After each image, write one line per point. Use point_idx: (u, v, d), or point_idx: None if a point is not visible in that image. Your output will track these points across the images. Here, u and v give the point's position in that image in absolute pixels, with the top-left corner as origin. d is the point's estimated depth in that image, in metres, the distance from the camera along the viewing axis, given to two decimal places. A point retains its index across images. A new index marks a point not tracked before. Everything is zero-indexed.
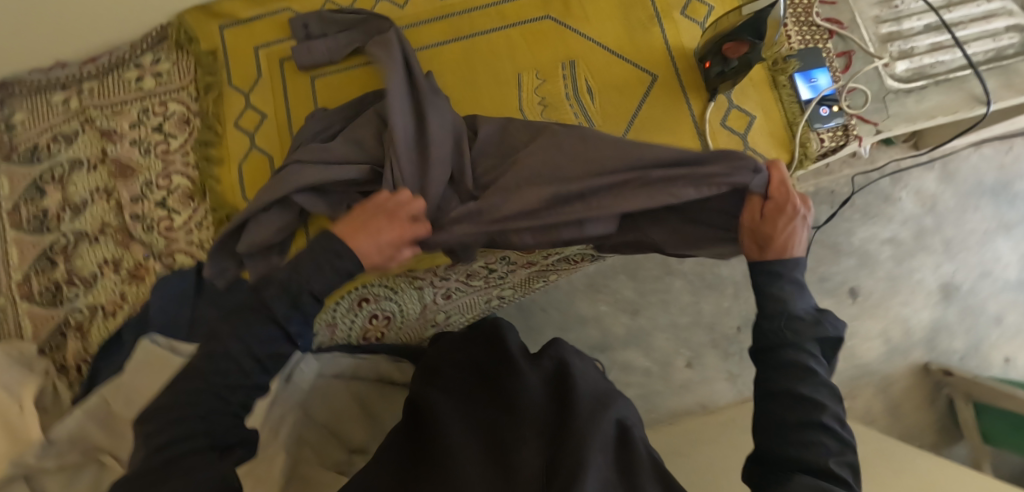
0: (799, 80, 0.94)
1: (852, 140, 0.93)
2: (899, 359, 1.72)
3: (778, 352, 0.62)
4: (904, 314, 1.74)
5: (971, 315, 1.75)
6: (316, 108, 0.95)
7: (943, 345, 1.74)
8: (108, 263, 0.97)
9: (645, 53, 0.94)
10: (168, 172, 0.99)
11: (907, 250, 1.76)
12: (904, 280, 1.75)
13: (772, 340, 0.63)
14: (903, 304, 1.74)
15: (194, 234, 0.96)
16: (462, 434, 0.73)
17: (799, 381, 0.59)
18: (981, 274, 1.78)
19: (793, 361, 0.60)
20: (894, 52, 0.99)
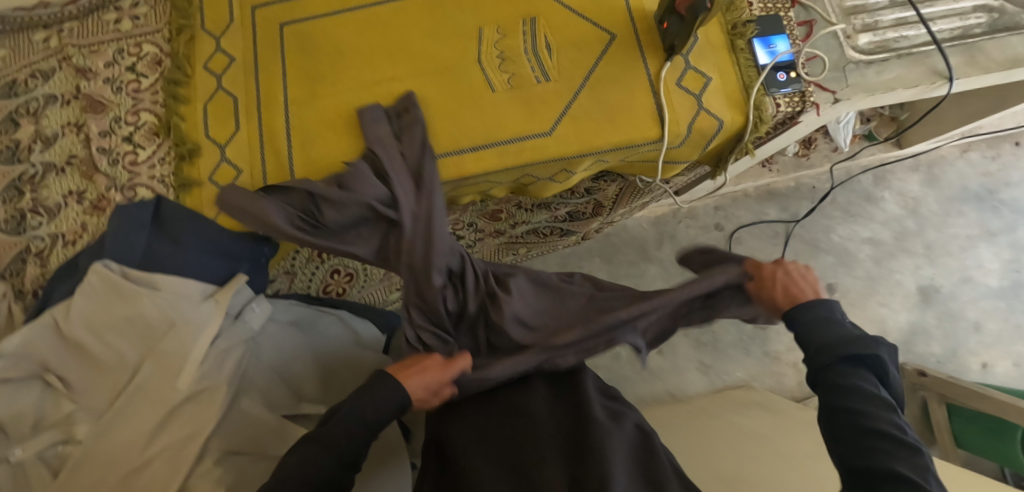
0: (757, 45, 0.95)
1: (808, 106, 0.94)
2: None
3: (826, 376, 0.65)
4: (881, 315, 1.72)
5: (949, 320, 1.72)
6: (285, 56, 0.98)
7: (919, 348, 1.70)
8: (73, 194, 0.99)
9: (606, 13, 0.95)
10: (137, 109, 1.01)
11: (887, 251, 1.75)
12: (882, 281, 1.74)
13: (820, 363, 0.66)
14: (880, 304, 1.72)
15: (156, 169, 0.98)
16: (486, 465, 0.70)
17: (852, 399, 0.62)
18: (963, 280, 1.74)
19: (833, 380, 0.65)
20: (858, 24, 1.01)
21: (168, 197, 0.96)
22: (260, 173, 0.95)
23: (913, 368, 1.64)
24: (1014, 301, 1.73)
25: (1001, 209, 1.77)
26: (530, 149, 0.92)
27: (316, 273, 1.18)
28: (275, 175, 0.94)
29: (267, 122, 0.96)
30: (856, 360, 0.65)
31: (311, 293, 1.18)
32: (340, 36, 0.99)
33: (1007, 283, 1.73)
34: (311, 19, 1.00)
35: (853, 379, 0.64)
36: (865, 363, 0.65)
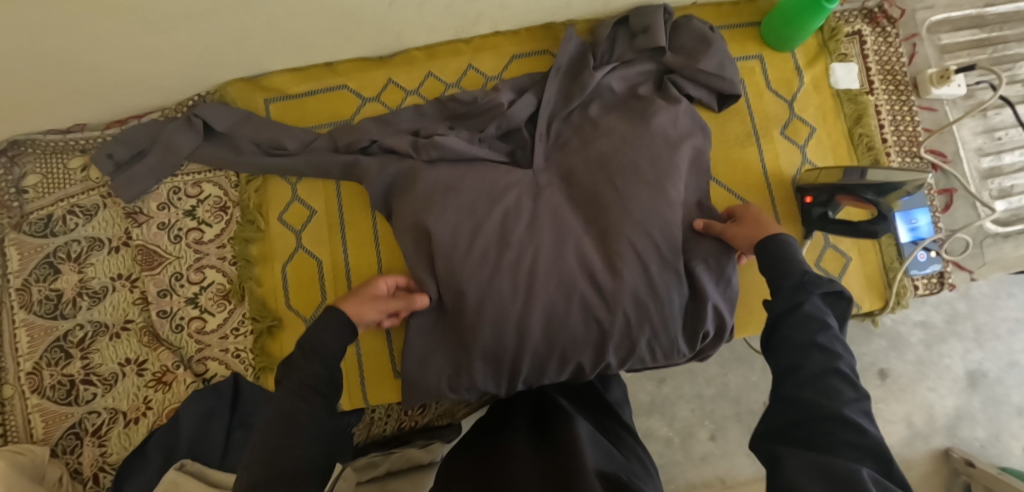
0: (899, 220, 0.90)
1: (946, 287, 0.91)
2: (919, 446, 1.27)
3: (795, 310, 0.59)
4: (929, 399, 1.29)
5: (995, 407, 1.29)
6: (376, 216, 0.87)
7: (964, 434, 1.28)
8: (131, 362, 0.88)
9: (740, 175, 0.89)
10: (201, 265, 0.89)
11: (938, 335, 1.31)
12: (931, 365, 1.30)
13: (785, 356, 0.57)
14: (929, 389, 1.29)
15: (228, 341, 0.87)
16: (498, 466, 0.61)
17: (814, 334, 0.57)
18: (1008, 364, 1.30)
19: (800, 309, 0.59)
20: (993, 190, 0.95)
21: (247, 377, 0.86)
22: (356, 355, 0.86)
23: (958, 453, 1.24)
24: None
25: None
26: None
27: (392, 413, 1.07)
28: (372, 361, 0.86)
29: None
30: (846, 383, 0.53)
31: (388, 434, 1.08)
32: None
33: None
34: None
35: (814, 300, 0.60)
36: (857, 400, 0.51)
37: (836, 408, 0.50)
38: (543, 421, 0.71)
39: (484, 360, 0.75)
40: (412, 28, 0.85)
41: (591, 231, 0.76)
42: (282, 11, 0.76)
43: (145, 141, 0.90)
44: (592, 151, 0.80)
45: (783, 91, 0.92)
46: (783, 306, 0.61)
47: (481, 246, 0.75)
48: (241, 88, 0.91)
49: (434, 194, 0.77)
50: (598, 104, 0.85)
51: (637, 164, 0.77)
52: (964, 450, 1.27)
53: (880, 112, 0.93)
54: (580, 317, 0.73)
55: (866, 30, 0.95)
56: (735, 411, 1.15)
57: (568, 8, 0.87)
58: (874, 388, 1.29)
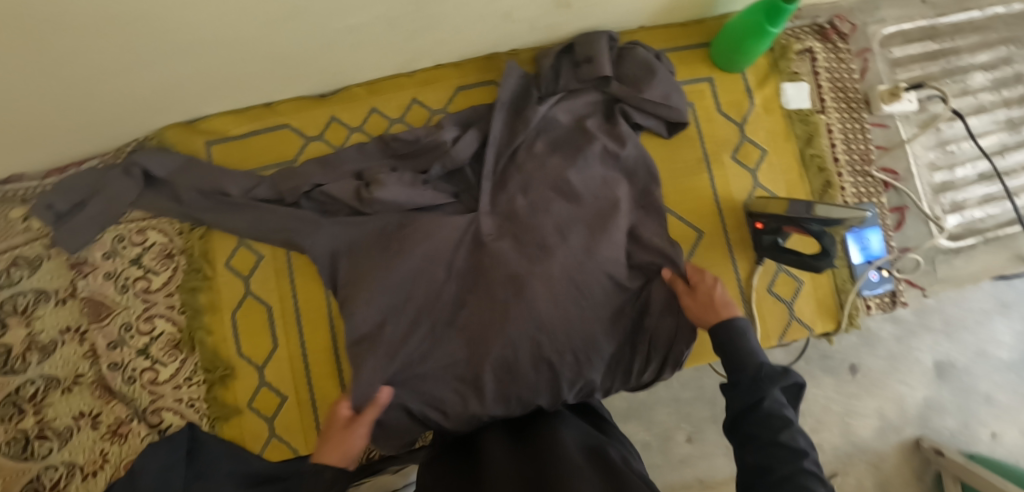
0: (850, 241, 0.90)
1: (897, 305, 0.92)
2: (892, 437, 1.28)
3: (756, 409, 0.58)
4: (900, 392, 1.30)
5: (965, 396, 1.31)
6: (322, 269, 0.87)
7: (935, 424, 1.29)
8: (85, 416, 0.87)
9: (693, 202, 0.88)
10: (150, 315, 0.88)
11: (908, 329, 1.32)
12: (902, 359, 1.31)
13: (755, 456, 0.55)
14: (900, 382, 1.30)
15: (182, 390, 0.86)
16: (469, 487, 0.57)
17: (776, 432, 0.55)
18: (975, 353, 1.33)
19: (767, 407, 0.57)
20: (946, 205, 0.97)
21: (202, 427, 0.85)
22: (309, 399, 0.85)
23: (929, 442, 1.26)
24: None
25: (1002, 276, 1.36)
26: None
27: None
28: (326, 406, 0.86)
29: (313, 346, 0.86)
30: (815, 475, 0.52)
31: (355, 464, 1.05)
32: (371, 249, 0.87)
33: (1018, 357, 1.32)
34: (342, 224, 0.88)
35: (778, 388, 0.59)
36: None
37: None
38: (519, 439, 0.65)
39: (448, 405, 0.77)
40: (352, 68, 0.84)
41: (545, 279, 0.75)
42: (216, 60, 0.75)
43: (84, 191, 0.88)
44: (536, 196, 0.80)
45: (734, 115, 0.90)
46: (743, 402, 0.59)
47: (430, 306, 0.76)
48: (181, 132, 0.89)
49: (378, 258, 0.77)
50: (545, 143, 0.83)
51: (586, 216, 0.79)
52: (934, 438, 1.29)
53: (832, 131, 0.92)
54: (535, 369, 0.74)
55: (817, 47, 0.93)
56: (711, 413, 1.13)
57: (511, 41, 0.86)
58: (847, 384, 1.29)
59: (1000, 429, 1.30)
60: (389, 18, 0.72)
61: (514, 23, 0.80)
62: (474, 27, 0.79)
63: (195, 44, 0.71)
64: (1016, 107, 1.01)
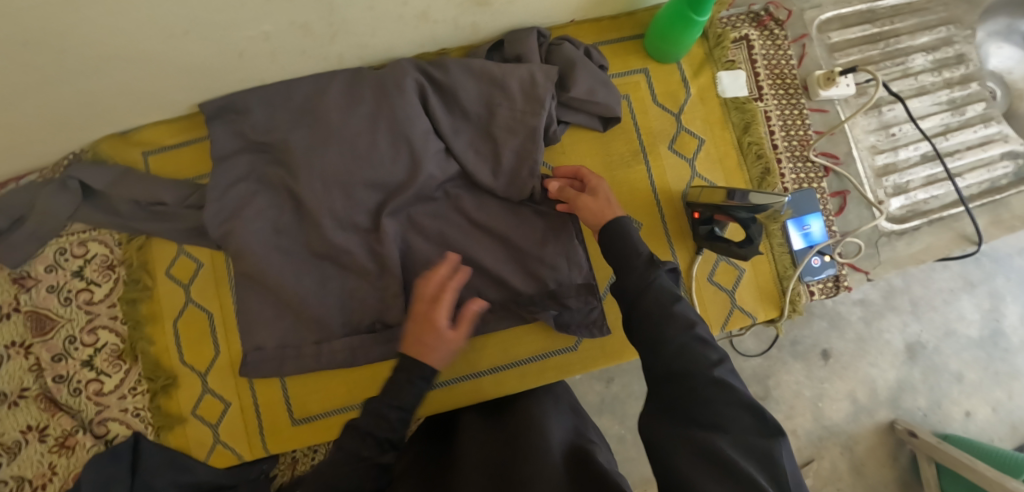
0: (792, 227, 0.90)
1: (841, 290, 0.93)
2: (865, 420, 1.28)
3: (663, 312, 0.58)
4: (871, 375, 1.29)
5: (935, 377, 1.30)
6: (208, 309, 0.88)
7: (906, 405, 1.29)
8: (32, 430, 0.86)
9: (628, 195, 0.88)
10: (93, 326, 0.88)
11: (876, 311, 1.31)
12: (871, 341, 1.30)
13: (644, 332, 0.58)
14: (871, 365, 1.30)
15: (127, 400, 0.87)
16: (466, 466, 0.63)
17: (668, 303, 0.58)
18: (944, 333, 1.32)
19: (670, 309, 0.58)
20: (889, 187, 0.97)
21: (147, 436, 0.86)
22: (252, 406, 0.87)
23: (902, 425, 1.25)
24: (997, 353, 1.32)
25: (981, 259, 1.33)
26: (553, 367, 0.91)
27: (319, 448, 0.99)
28: (269, 412, 0.87)
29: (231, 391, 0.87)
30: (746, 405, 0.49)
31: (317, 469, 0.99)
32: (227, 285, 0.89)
33: (987, 334, 1.32)
34: (207, 271, 0.89)
35: (695, 337, 0.55)
36: (757, 424, 0.48)
37: (740, 436, 0.47)
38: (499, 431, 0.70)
39: (353, 314, 0.86)
40: (275, 73, 0.85)
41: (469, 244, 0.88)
42: (135, 73, 0.76)
43: (25, 206, 0.88)
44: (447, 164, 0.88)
45: (669, 105, 0.91)
46: (663, 367, 0.54)
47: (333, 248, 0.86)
48: (115, 144, 0.89)
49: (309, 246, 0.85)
50: (442, 109, 0.85)
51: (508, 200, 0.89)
52: (907, 419, 1.28)
53: (770, 118, 0.93)
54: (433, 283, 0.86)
55: (752, 35, 0.93)
56: None
57: (435, 41, 0.87)
58: (818, 369, 1.28)
59: (972, 408, 1.30)
60: (302, 23, 0.74)
61: (433, 22, 0.81)
62: (391, 28, 0.80)
63: (107, 59, 0.71)
64: (958, 87, 1.01)
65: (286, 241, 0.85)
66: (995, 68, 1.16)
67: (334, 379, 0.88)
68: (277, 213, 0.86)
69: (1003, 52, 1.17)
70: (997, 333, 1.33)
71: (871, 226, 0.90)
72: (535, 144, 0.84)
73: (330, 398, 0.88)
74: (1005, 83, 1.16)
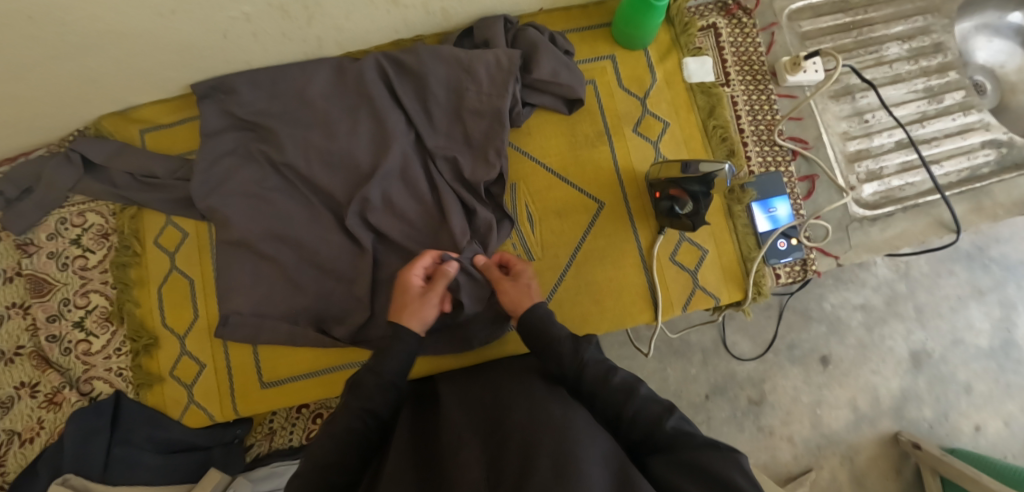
0: (756, 209, 0.90)
1: (809, 274, 0.92)
2: (865, 429, 1.20)
3: (602, 385, 0.65)
4: (873, 384, 1.21)
5: (941, 386, 1.22)
6: (191, 279, 0.93)
7: (909, 416, 1.21)
8: (25, 385, 0.92)
9: (591, 175, 0.91)
10: (86, 290, 0.94)
11: (878, 317, 1.23)
12: (872, 346, 1.22)
13: (601, 409, 0.64)
14: (872, 373, 1.22)
15: (112, 360, 0.92)
16: (455, 406, 0.66)
17: (611, 379, 0.65)
18: (951, 342, 1.23)
19: (609, 380, 0.65)
20: (862, 173, 0.97)
21: (128, 394, 0.90)
22: (225, 367, 0.91)
23: (907, 437, 1.16)
24: (1006, 362, 1.23)
25: (990, 264, 1.25)
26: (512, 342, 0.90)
27: (298, 421, 0.97)
28: (240, 375, 0.91)
29: (207, 359, 0.91)
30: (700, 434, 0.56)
31: (295, 446, 0.96)
32: (208, 258, 0.94)
33: (999, 344, 1.23)
34: (192, 240, 0.94)
35: (643, 398, 0.63)
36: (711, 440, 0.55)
37: (706, 446, 0.54)
38: (486, 377, 0.73)
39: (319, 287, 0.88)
40: (258, 56, 0.90)
41: (426, 223, 0.87)
42: (130, 51, 0.82)
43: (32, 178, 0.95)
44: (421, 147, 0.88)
45: (635, 89, 0.93)
46: (628, 429, 0.61)
47: (306, 223, 0.88)
48: (115, 122, 0.96)
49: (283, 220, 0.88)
50: (412, 95, 0.87)
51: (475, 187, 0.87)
52: (912, 431, 1.20)
53: (736, 102, 0.94)
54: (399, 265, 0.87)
55: (720, 23, 0.95)
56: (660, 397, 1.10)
57: (410, 26, 0.91)
58: (816, 375, 1.21)
59: (983, 421, 1.21)
60: (279, 5, 0.79)
61: (405, 8, 0.86)
62: (364, 12, 0.85)
63: (104, 36, 0.78)
64: (936, 75, 1.01)
65: (264, 214, 0.89)
66: (983, 62, 1.15)
67: (299, 350, 0.90)
68: (257, 186, 0.89)
69: (992, 46, 1.16)
70: (1009, 343, 1.24)
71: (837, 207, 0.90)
72: (498, 128, 0.85)
73: (302, 365, 0.91)
74: (995, 77, 1.14)
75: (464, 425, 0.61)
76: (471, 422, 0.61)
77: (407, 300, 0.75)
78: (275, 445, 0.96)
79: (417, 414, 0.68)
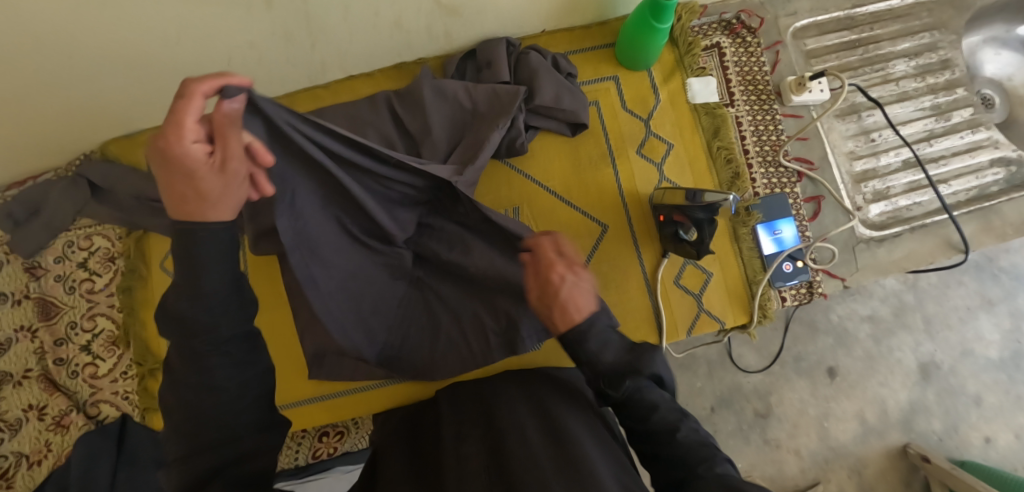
0: (762, 232, 0.90)
1: (815, 297, 0.91)
2: (874, 442, 1.18)
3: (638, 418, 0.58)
4: (882, 395, 1.20)
5: (950, 398, 1.20)
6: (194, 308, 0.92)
7: (918, 428, 1.19)
8: (33, 408, 0.92)
9: (594, 197, 0.90)
10: (93, 313, 0.95)
11: (886, 329, 1.22)
12: (881, 357, 1.21)
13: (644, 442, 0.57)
14: (881, 385, 1.21)
15: (119, 383, 0.93)
16: (450, 421, 0.64)
17: (648, 414, 0.57)
18: (961, 353, 1.22)
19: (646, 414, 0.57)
20: (868, 193, 0.96)
21: (134, 417, 0.91)
22: None
23: (916, 451, 1.15)
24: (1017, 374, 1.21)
25: (999, 275, 1.24)
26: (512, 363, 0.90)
27: (303, 440, 0.95)
28: None
29: None
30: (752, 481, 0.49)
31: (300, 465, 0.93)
32: None
33: (1010, 356, 1.21)
34: None
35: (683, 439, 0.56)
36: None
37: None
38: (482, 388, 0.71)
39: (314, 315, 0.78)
40: (261, 79, 0.90)
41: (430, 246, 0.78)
42: (137, 78, 0.83)
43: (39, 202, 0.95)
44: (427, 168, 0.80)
45: (638, 110, 0.93)
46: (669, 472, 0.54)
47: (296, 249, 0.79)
48: (121, 146, 0.97)
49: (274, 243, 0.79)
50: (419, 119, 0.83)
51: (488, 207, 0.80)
52: (921, 444, 1.19)
53: (741, 123, 0.94)
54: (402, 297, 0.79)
55: (724, 42, 0.95)
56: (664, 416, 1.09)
57: (413, 49, 0.91)
58: (824, 387, 1.20)
59: (993, 434, 1.20)
60: (282, 32, 0.79)
61: (408, 32, 0.86)
62: (366, 37, 0.85)
63: (110, 64, 0.79)
64: (943, 93, 1.00)
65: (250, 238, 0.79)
66: (991, 75, 1.14)
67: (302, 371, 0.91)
68: None
69: (1000, 58, 1.14)
70: None
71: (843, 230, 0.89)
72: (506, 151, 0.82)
73: (303, 390, 0.91)
74: (1003, 90, 1.13)
75: (460, 439, 0.59)
76: (461, 424, 0.62)
77: (190, 184, 0.46)
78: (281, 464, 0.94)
79: (416, 434, 0.66)
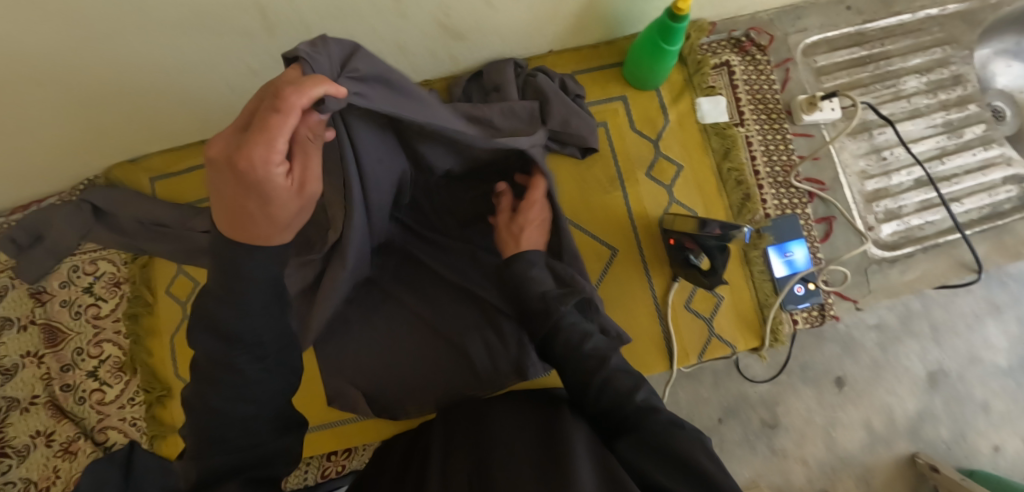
0: (773, 254, 0.89)
1: (827, 319, 0.91)
2: (882, 450, 1.14)
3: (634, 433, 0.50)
4: (889, 403, 1.16)
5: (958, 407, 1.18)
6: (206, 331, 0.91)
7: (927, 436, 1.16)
8: (41, 434, 0.92)
9: (603, 220, 0.89)
10: (99, 340, 0.95)
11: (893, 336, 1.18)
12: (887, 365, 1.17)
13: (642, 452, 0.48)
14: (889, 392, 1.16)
15: (126, 409, 0.92)
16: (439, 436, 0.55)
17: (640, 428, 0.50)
18: (968, 360, 1.19)
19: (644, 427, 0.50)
20: (880, 213, 0.95)
21: (142, 444, 0.91)
22: None
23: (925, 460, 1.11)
24: None
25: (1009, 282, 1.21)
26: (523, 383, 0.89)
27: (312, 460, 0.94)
28: None
29: None
30: None
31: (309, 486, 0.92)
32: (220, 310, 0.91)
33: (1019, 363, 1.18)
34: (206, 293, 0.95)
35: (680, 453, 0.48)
36: None
37: None
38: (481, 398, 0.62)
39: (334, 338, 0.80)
40: None
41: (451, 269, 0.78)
42: (141, 105, 0.82)
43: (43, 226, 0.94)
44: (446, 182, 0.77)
45: (647, 131, 0.92)
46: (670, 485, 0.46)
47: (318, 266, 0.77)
48: (125, 170, 0.96)
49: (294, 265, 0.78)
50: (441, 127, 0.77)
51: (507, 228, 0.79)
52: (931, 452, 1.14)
53: (752, 143, 0.92)
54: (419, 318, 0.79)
55: (734, 61, 0.94)
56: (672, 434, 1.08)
57: (419, 72, 0.90)
58: (831, 396, 1.15)
59: (1003, 441, 1.16)
60: None
61: (414, 56, 0.85)
62: None
63: (114, 93, 0.78)
64: (955, 109, 0.99)
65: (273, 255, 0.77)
66: (1002, 87, 1.12)
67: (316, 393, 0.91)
68: None
69: (1011, 71, 1.13)
70: None
71: (857, 253, 0.88)
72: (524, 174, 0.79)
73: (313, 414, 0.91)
74: (1015, 102, 1.11)
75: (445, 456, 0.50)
76: (450, 435, 0.54)
77: (255, 208, 0.40)
78: (288, 485, 0.93)
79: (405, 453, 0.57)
